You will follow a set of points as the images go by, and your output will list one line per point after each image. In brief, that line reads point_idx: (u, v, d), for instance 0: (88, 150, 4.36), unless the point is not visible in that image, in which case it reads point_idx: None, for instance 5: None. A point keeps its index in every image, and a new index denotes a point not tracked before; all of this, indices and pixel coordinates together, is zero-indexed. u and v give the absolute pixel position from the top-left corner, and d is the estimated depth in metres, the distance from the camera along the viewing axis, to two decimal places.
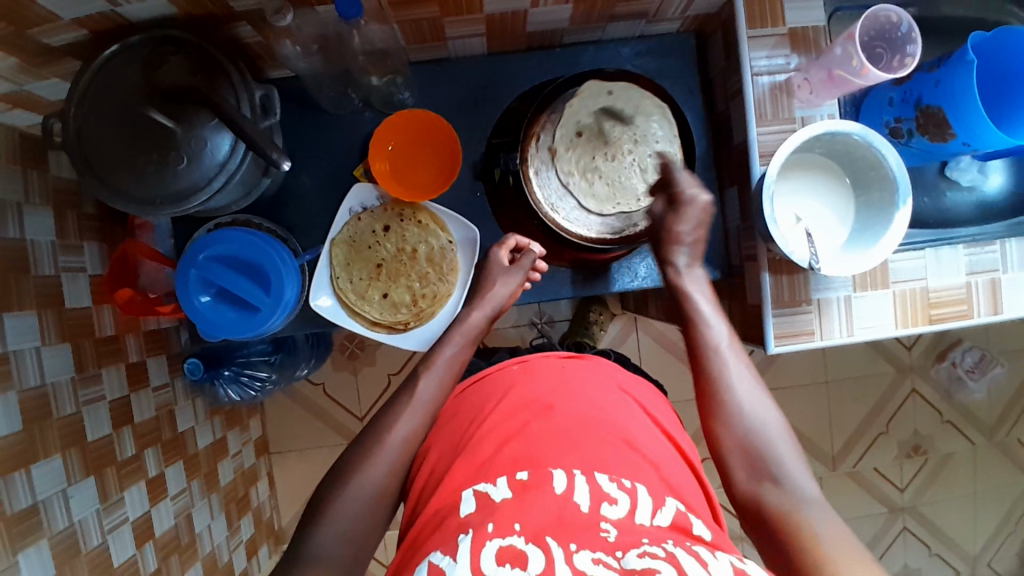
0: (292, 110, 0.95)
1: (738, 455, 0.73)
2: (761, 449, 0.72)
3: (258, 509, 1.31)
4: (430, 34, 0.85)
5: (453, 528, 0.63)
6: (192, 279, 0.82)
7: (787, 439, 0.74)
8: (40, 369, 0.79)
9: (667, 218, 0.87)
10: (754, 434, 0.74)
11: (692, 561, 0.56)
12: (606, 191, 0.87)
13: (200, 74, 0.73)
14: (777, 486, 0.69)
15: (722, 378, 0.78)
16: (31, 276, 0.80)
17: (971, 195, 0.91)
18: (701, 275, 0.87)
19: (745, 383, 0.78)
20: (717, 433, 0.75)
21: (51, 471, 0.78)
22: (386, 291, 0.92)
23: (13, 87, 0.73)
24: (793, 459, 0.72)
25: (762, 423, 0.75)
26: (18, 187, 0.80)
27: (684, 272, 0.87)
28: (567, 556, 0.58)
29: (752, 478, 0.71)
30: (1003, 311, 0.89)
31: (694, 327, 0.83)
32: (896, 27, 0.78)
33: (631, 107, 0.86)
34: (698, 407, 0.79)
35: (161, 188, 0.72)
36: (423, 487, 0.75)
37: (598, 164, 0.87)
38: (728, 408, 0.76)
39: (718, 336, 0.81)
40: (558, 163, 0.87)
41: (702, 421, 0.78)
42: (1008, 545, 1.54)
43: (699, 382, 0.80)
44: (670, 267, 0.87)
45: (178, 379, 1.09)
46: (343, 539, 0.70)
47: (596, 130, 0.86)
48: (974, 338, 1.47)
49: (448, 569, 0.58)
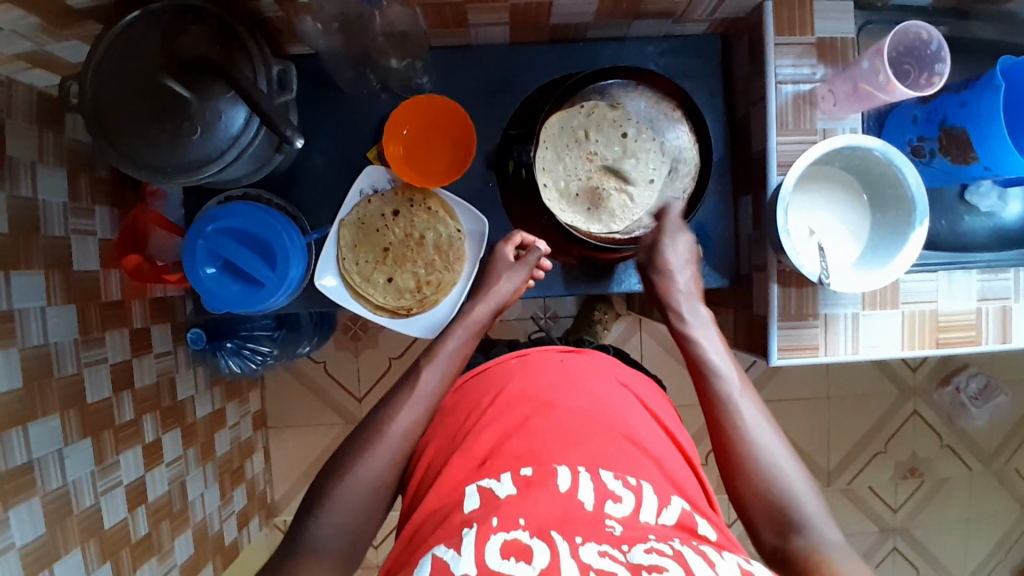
0: (310, 87, 0.95)
1: (759, 505, 0.71)
2: (785, 501, 0.70)
3: (252, 481, 1.32)
4: (453, 19, 0.85)
5: (456, 524, 0.62)
6: (200, 250, 0.82)
7: (809, 485, 0.72)
8: (44, 329, 0.79)
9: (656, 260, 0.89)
10: (774, 485, 0.71)
11: (698, 561, 0.55)
12: (565, 184, 0.90)
13: (219, 46, 0.72)
14: (803, 539, 0.67)
15: (738, 426, 0.75)
16: (41, 236, 0.80)
17: (989, 221, 0.89)
18: (705, 316, 0.87)
19: (760, 428, 0.75)
20: (735, 483, 0.73)
21: (50, 430, 0.79)
22: (391, 275, 0.92)
23: (33, 46, 0.73)
24: (818, 507, 0.70)
25: (783, 468, 0.72)
26: (33, 145, 0.80)
27: (686, 319, 0.87)
28: (573, 550, 0.57)
29: (778, 532, 0.69)
30: (1011, 340, 0.88)
31: (702, 374, 0.81)
32: (926, 45, 0.77)
33: (650, 143, 0.91)
34: (714, 454, 0.77)
35: (173, 158, 0.72)
36: (421, 482, 0.74)
37: (583, 162, 0.90)
38: (744, 458, 0.73)
39: (728, 379, 0.79)
40: (580, 111, 0.89)
41: (720, 468, 0.76)
42: (997, 573, 1.53)
43: (712, 429, 0.78)
44: (674, 315, 0.87)
45: (181, 348, 1.10)
46: (340, 522, 0.69)
47: (621, 151, 0.90)
48: (979, 365, 1.46)
49: (451, 561, 0.57)
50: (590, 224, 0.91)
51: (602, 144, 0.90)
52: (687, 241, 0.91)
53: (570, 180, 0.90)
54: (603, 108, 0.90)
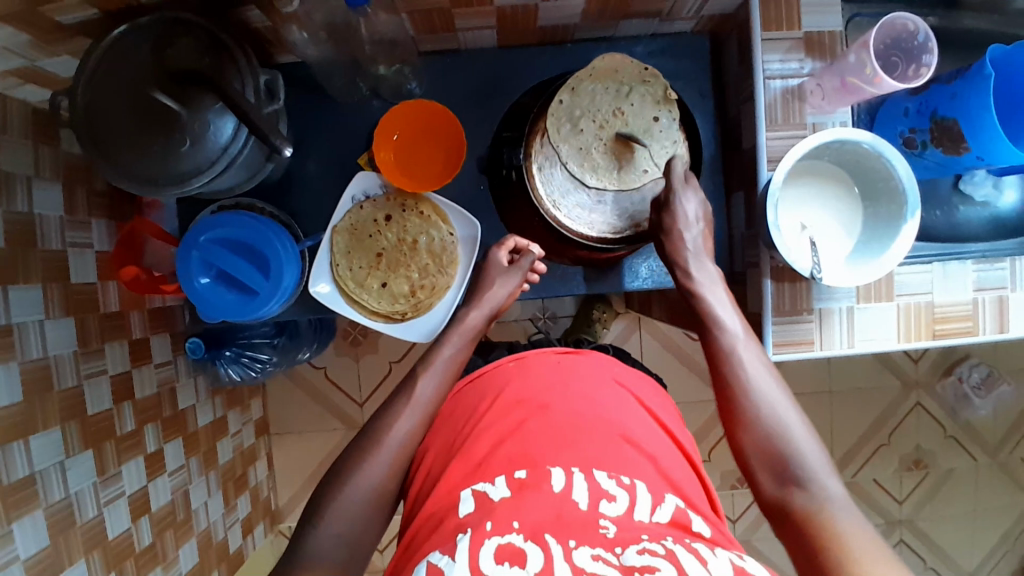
0: (300, 95, 0.95)
1: (761, 459, 0.71)
2: (786, 455, 0.69)
3: (255, 488, 1.33)
4: (440, 24, 0.85)
5: (451, 529, 0.62)
6: (193, 261, 0.83)
7: (814, 441, 0.71)
8: (43, 342, 0.80)
9: (664, 219, 0.85)
10: (777, 439, 0.71)
11: (691, 560, 0.55)
12: (575, 136, 0.85)
13: (208, 56, 0.73)
14: (806, 492, 0.67)
15: (741, 381, 0.75)
16: (39, 250, 0.81)
17: (984, 211, 0.89)
18: (714, 272, 0.84)
19: (765, 383, 0.74)
20: (740, 438, 0.73)
21: (50, 442, 0.80)
22: (385, 280, 0.92)
23: (25, 62, 0.74)
24: (821, 460, 0.69)
25: (786, 423, 0.72)
26: (28, 161, 0.81)
27: (692, 271, 0.83)
28: (566, 553, 0.57)
29: (779, 485, 0.69)
30: (1009, 330, 0.87)
31: (708, 328, 0.80)
32: (913, 36, 0.76)
33: (663, 133, 0.86)
34: (719, 409, 0.76)
35: (164, 171, 0.72)
36: (421, 488, 0.75)
37: (609, 112, 0.86)
38: (748, 413, 0.73)
39: (733, 336, 0.78)
40: (627, 81, 0.87)
41: (725, 425, 0.75)
42: (1006, 564, 1.52)
43: (717, 385, 0.77)
44: (679, 268, 0.84)
45: (180, 357, 1.10)
46: (340, 531, 0.69)
47: (638, 124, 0.86)
48: (983, 355, 1.45)
49: (446, 569, 0.56)
50: (571, 161, 0.85)
51: (628, 110, 0.86)
52: (695, 203, 0.85)
53: (583, 133, 0.86)
54: (646, 86, 0.87)
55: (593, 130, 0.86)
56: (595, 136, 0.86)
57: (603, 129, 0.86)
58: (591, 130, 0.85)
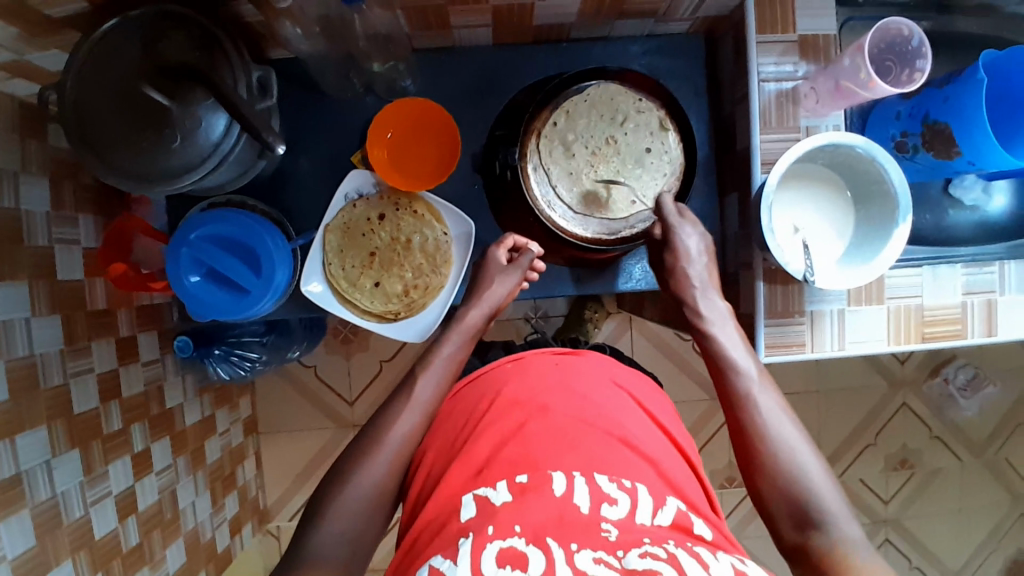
0: (293, 92, 0.94)
1: (778, 500, 0.71)
2: (803, 497, 0.70)
3: (243, 487, 1.32)
4: (436, 21, 0.84)
5: (453, 532, 0.62)
6: (183, 258, 0.82)
7: (832, 483, 0.71)
8: (30, 339, 0.79)
9: (667, 257, 0.87)
10: (793, 482, 0.71)
11: (692, 563, 0.56)
12: (568, 162, 0.87)
13: (199, 51, 0.72)
14: (823, 534, 0.67)
15: (756, 424, 0.75)
16: (25, 246, 0.80)
17: (974, 214, 0.90)
18: (724, 309, 0.85)
19: (780, 425, 0.75)
20: (756, 480, 0.73)
21: (36, 441, 0.79)
22: (378, 279, 0.92)
23: (13, 56, 0.72)
24: (838, 502, 0.69)
25: (803, 465, 0.72)
26: (16, 155, 0.79)
27: (701, 306, 0.85)
28: (568, 556, 0.57)
29: (798, 528, 0.69)
30: (997, 333, 0.88)
31: (721, 370, 0.81)
32: (907, 41, 0.77)
33: (655, 161, 0.88)
34: (735, 451, 0.77)
35: (156, 167, 0.72)
36: (420, 493, 0.74)
37: (603, 139, 0.87)
38: (763, 455, 0.73)
39: (747, 379, 0.79)
40: (621, 108, 0.87)
41: (741, 467, 0.76)
42: (991, 563, 1.53)
43: (733, 427, 0.78)
44: (688, 308, 0.86)
45: (169, 355, 1.09)
46: (343, 529, 0.69)
47: (632, 155, 0.87)
48: (968, 356, 1.47)
49: (448, 571, 0.57)
50: (561, 187, 0.87)
51: (621, 140, 0.87)
52: (696, 236, 0.87)
53: (575, 161, 0.87)
54: (639, 113, 0.88)
55: (585, 157, 0.87)
56: (586, 165, 0.87)
57: (595, 159, 0.87)
58: (583, 155, 0.87)
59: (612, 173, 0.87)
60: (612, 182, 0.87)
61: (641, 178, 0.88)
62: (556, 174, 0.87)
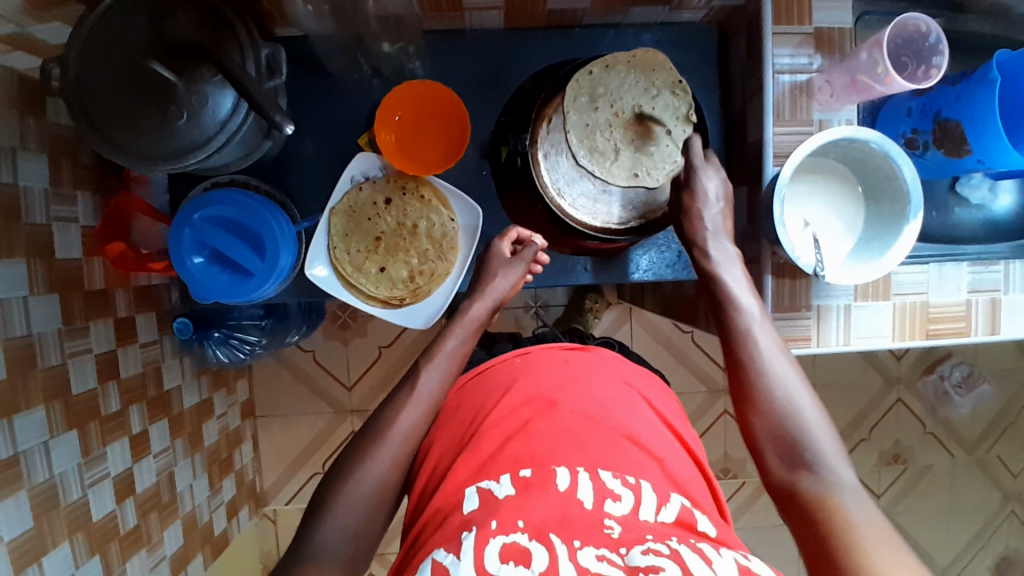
0: (299, 72, 0.93)
1: (770, 439, 0.70)
2: (797, 438, 0.68)
3: (240, 471, 1.31)
4: (448, 4, 0.83)
5: (455, 526, 0.62)
6: (186, 239, 0.80)
7: (827, 425, 0.69)
8: (27, 319, 0.77)
9: (684, 197, 0.85)
10: (788, 422, 0.69)
11: (695, 560, 0.55)
12: (589, 115, 0.83)
13: (207, 28, 0.70)
14: (813, 474, 0.66)
15: (756, 363, 0.73)
16: (22, 224, 0.78)
17: (980, 213, 0.90)
18: (733, 252, 0.82)
19: (779, 366, 0.73)
20: (751, 421, 0.72)
21: (34, 422, 0.77)
22: (383, 265, 0.91)
23: (14, 29, 0.70)
24: (833, 444, 0.68)
25: (800, 407, 0.70)
26: (14, 131, 0.78)
27: (711, 251, 0.82)
28: (570, 553, 0.57)
29: (788, 466, 0.68)
30: (1000, 331, 0.88)
31: (724, 310, 0.78)
32: (924, 37, 0.77)
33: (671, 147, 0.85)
34: (731, 391, 0.75)
35: (159, 145, 0.70)
36: (425, 485, 0.73)
37: (630, 105, 0.84)
38: (760, 395, 0.72)
39: (749, 319, 0.77)
40: (655, 85, 0.85)
41: (737, 407, 0.74)
42: (979, 560, 1.55)
43: (731, 367, 0.76)
44: (697, 248, 0.83)
45: (167, 337, 1.08)
46: (347, 523, 0.68)
47: (650, 129, 0.85)
48: (963, 354, 1.48)
49: (450, 567, 0.56)
50: (574, 137, 0.83)
51: (644, 113, 0.84)
52: (717, 181, 0.84)
53: (596, 116, 0.84)
54: (673, 96, 0.85)
55: (606, 118, 0.84)
56: (606, 123, 0.84)
57: (614, 122, 0.84)
58: (603, 115, 0.84)
59: (624, 139, 0.84)
60: (621, 147, 0.84)
61: (651, 158, 0.84)
62: (573, 127, 0.83)
